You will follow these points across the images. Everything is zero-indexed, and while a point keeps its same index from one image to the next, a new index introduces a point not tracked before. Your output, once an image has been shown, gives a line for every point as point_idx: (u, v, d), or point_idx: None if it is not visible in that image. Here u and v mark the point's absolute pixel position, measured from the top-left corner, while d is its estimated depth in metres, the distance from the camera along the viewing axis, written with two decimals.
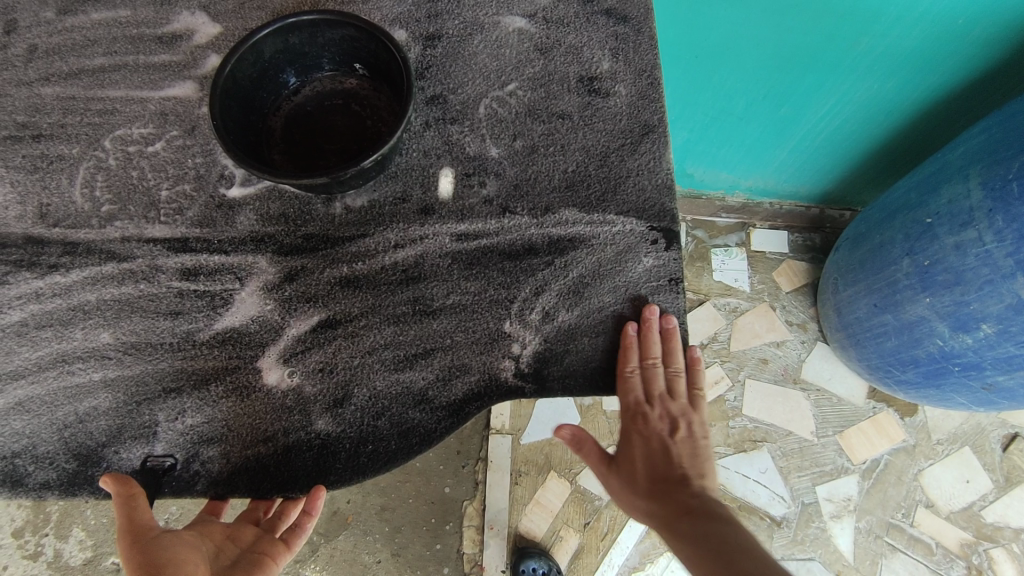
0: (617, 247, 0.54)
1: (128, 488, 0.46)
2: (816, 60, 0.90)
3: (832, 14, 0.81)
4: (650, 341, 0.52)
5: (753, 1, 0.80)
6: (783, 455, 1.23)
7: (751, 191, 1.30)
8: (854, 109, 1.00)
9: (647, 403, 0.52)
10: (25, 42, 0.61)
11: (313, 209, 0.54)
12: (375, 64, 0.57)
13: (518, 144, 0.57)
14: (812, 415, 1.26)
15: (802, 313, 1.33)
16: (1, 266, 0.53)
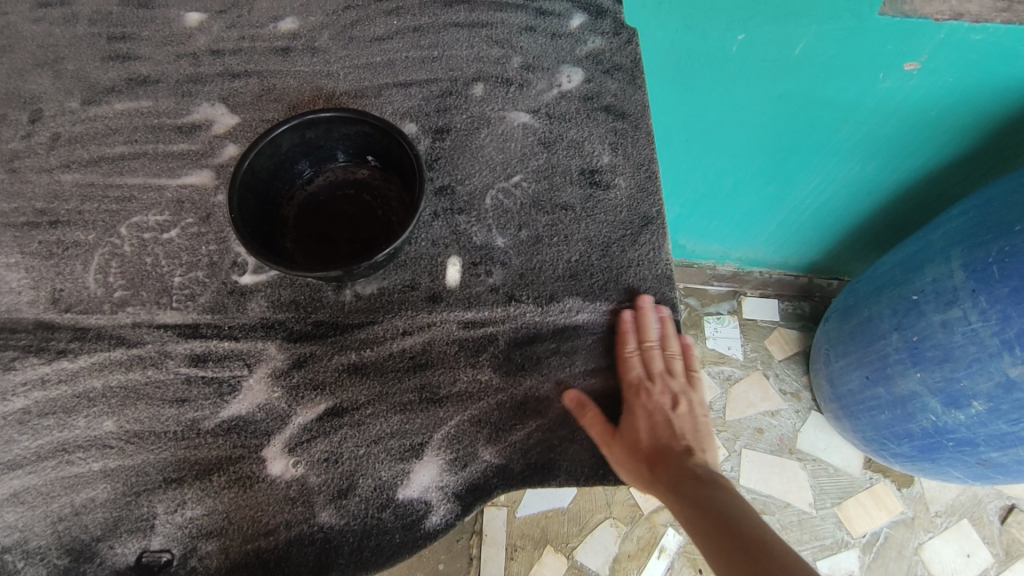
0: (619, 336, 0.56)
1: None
2: (801, 142, 0.95)
3: (815, 101, 0.86)
4: (644, 325, 0.54)
5: (741, 87, 0.85)
6: (782, 529, 1.21)
7: (741, 261, 1.34)
8: (838, 188, 1.05)
9: (647, 389, 0.53)
10: (48, 130, 0.63)
11: (323, 296, 0.56)
12: (387, 157, 0.59)
13: (524, 234, 0.59)
14: (809, 486, 1.25)
15: (795, 382, 1.34)
16: (10, 352, 0.54)
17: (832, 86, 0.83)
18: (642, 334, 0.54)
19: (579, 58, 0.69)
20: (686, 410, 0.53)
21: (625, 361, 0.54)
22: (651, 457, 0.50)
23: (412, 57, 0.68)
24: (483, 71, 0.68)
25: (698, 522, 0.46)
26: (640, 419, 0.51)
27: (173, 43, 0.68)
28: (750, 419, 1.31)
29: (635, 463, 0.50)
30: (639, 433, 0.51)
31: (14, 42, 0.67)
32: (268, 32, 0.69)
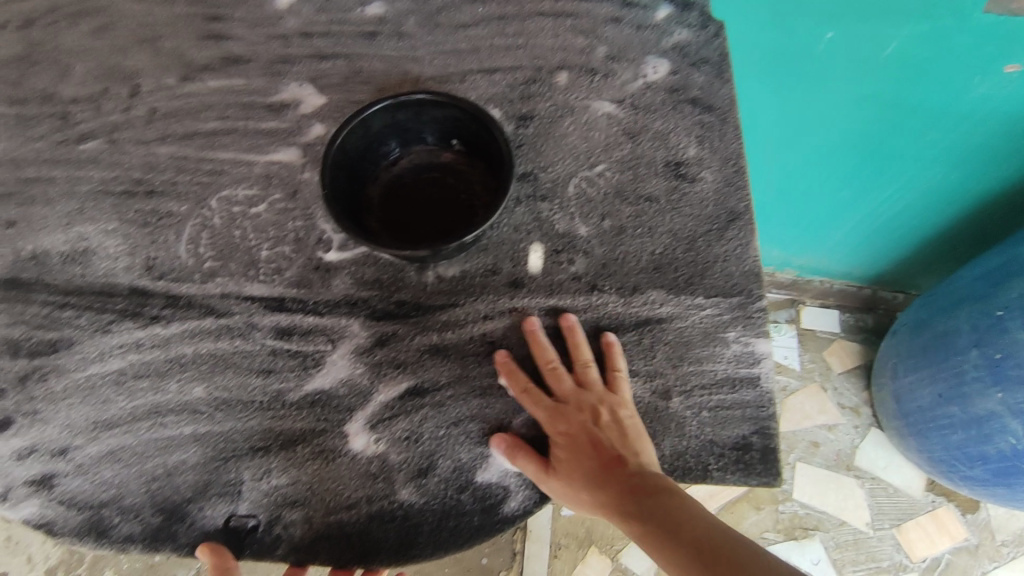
0: (704, 331, 0.54)
1: (223, 558, 0.47)
2: (880, 148, 0.91)
3: (901, 107, 0.83)
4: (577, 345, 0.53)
5: (824, 89, 0.83)
6: (837, 547, 1.17)
7: (802, 269, 1.30)
8: (915, 196, 1.00)
9: (573, 403, 0.51)
10: (146, 105, 0.65)
11: (407, 275, 0.56)
12: (474, 142, 0.59)
13: (607, 224, 0.58)
14: (867, 505, 1.20)
15: (856, 397, 1.29)
16: (105, 316, 0.55)
17: (921, 91, 0.79)
18: (572, 347, 0.53)
19: (665, 50, 0.68)
20: (612, 420, 0.49)
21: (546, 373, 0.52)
22: (596, 459, 0.49)
23: (496, 44, 0.68)
24: (567, 60, 0.67)
25: (638, 528, 0.45)
26: (564, 420, 0.50)
27: (265, 25, 0.69)
28: (806, 432, 1.26)
29: (574, 461, 0.49)
30: (575, 436, 0.50)
31: (117, 21, 0.70)
32: (356, 16, 0.70)
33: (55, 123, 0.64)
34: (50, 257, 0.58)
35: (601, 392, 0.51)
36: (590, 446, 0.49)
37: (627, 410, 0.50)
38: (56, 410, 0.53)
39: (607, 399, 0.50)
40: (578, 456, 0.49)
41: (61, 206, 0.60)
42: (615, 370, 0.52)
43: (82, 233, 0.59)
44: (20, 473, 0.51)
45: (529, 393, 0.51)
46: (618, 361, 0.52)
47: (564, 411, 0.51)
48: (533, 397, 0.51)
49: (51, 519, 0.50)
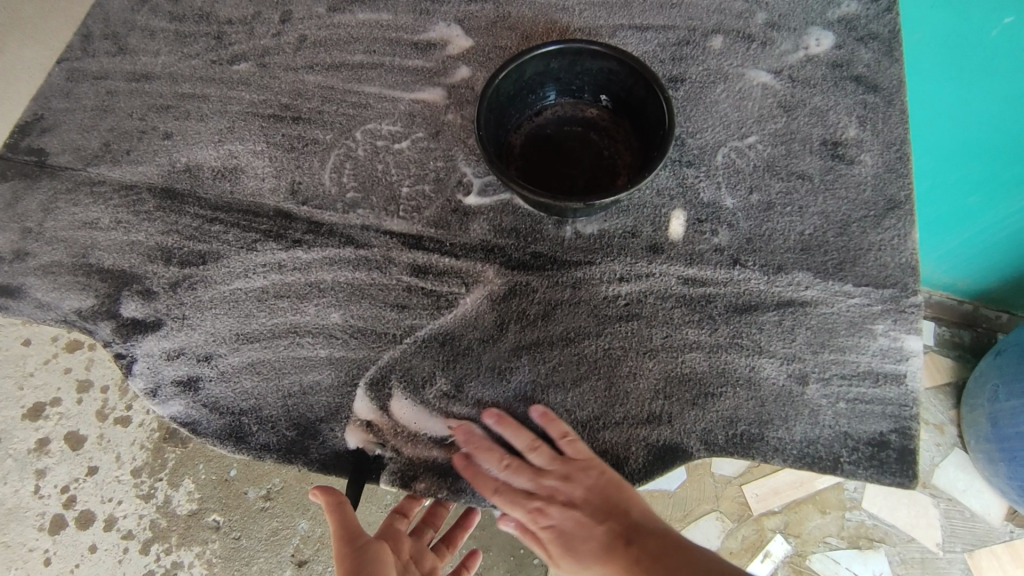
0: (850, 320, 0.51)
1: (334, 495, 0.49)
2: None
3: None
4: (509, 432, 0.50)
5: (986, 79, 0.76)
6: (902, 562, 1.13)
7: None
8: None
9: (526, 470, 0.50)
10: (296, 32, 0.66)
11: (545, 229, 0.56)
12: (626, 99, 0.58)
13: (755, 198, 0.56)
14: (940, 525, 1.16)
15: (941, 414, 1.23)
16: (251, 234, 0.57)
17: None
18: (510, 435, 0.50)
19: (830, 22, 0.64)
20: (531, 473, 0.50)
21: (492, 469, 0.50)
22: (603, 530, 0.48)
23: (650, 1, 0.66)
24: (724, 24, 0.64)
25: None
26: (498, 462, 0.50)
27: None
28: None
29: (581, 542, 0.48)
30: (557, 519, 0.49)
31: None
32: None
33: (210, 42, 0.65)
34: (203, 171, 0.59)
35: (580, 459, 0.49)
36: (534, 510, 0.50)
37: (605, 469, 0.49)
38: (202, 317, 0.55)
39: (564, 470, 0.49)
40: (574, 531, 0.49)
41: (212, 123, 0.61)
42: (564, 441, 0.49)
43: (232, 152, 0.60)
44: (167, 372, 0.54)
45: (531, 454, 0.50)
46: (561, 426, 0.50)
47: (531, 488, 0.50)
48: (516, 469, 0.50)
49: (191, 419, 0.53)
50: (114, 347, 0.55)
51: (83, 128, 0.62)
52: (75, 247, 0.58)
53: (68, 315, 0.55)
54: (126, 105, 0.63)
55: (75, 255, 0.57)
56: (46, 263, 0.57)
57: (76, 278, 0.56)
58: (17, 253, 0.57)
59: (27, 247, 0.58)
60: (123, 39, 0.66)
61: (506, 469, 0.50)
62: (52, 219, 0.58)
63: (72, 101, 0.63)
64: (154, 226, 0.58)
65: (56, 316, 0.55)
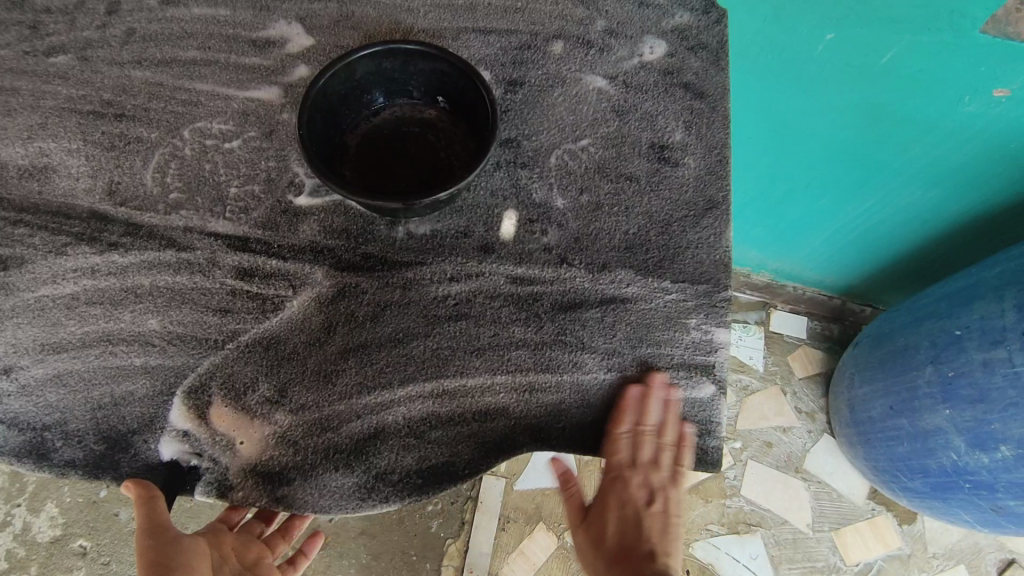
0: (665, 315, 0.54)
1: (148, 488, 0.47)
2: (866, 159, 0.92)
3: (891, 116, 0.83)
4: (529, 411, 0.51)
5: (820, 87, 0.82)
6: (776, 544, 1.21)
7: (777, 272, 1.31)
8: (894, 211, 1.01)
9: (631, 467, 0.52)
10: (122, 24, 0.62)
11: (375, 229, 0.55)
12: (460, 101, 0.58)
13: (584, 199, 0.58)
14: (809, 507, 1.23)
15: (812, 402, 1.31)
16: (61, 238, 0.54)
17: (908, 104, 0.80)
18: (621, 416, 0.51)
19: (664, 31, 0.67)
20: (663, 510, 0.53)
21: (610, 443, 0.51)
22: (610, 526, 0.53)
23: (494, 5, 0.66)
24: (564, 30, 0.66)
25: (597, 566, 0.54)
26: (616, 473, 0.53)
27: None
28: (758, 434, 1.28)
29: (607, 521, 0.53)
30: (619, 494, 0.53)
31: None
32: None
33: (24, 32, 0.61)
34: (9, 170, 0.56)
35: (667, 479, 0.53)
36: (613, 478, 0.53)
37: (679, 505, 0.54)
38: (4, 327, 0.52)
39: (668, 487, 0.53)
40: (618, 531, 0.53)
41: (24, 119, 0.58)
42: (681, 468, 0.52)
43: (44, 150, 0.56)
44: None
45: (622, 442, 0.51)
46: (687, 458, 0.52)
47: (621, 478, 0.53)
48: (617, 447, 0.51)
49: None
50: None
51: None
52: None
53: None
54: None
55: None
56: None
57: None
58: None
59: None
60: None
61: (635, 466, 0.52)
62: None
63: None
64: None
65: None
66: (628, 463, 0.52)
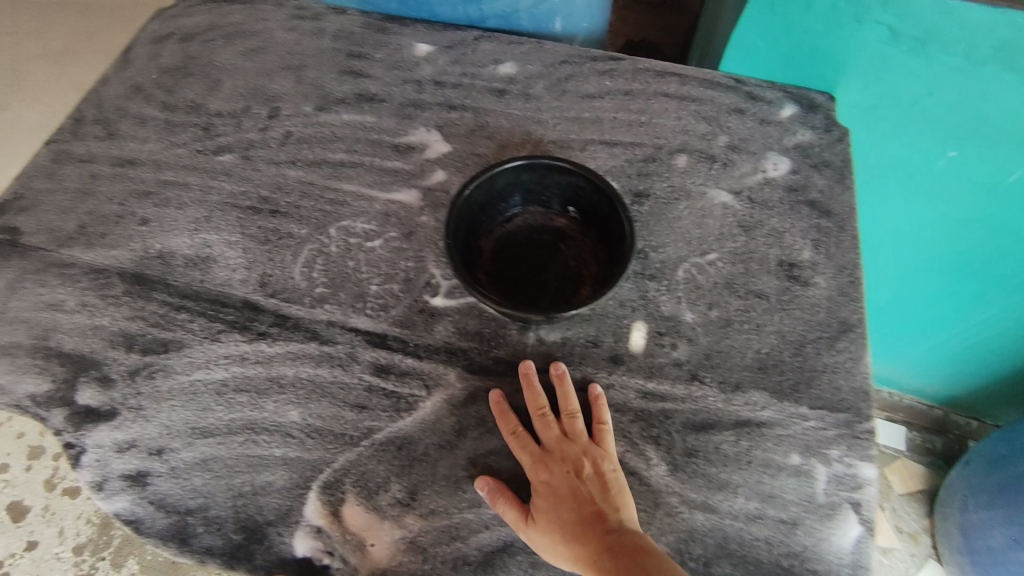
0: (802, 442, 0.52)
1: None
2: (981, 273, 0.88)
3: (1012, 235, 0.80)
4: (536, 392, 0.53)
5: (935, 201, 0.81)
6: None
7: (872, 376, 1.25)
8: (1010, 327, 0.96)
9: (567, 441, 0.51)
10: (281, 128, 0.68)
11: (508, 333, 0.57)
12: (591, 212, 0.60)
13: (714, 314, 0.58)
14: None
15: (914, 522, 1.21)
16: (216, 325, 0.57)
17: None
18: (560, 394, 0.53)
19: (787, 148, 0.68)
20: (596, 473, 0.50)
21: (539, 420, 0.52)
22: (574, 510, 0.49)
23: (619, 119, 0.69)
24: (688, 144, 0.68)
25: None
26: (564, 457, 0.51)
27: (402, 69, 0.73)
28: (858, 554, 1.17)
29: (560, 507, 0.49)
30: (556, 478, 0.50)
31: (269, 46, 0.75)
32: (488, 73, 0.73)
33: (199, 132, 0.68)
34: (175, 258, 0.60)
35: (586, 444, 0.51)
36: (539, 462, 0.51)
37: (611, 466, 0.51)
38: (157, 406, 0.54)
39: (591, 451, 0.51)
40: (552, 504, 0.49)
41: (190, 212, 0.63)
42: (602, 425, 0.52)
43: (207, 241, 0.61)
44: (116, 465, 0.52)
45: (542, 420, 0.52)
46: (603, 414, 0.52)
47: (550, 461, 0.51)
48: (546, 423, 0.52)
49: (141, 517, 0.51)
50: (66, 436, 0.53)
51: (60, 209, 0.63)
52: (37, 328, 0.57)
53: (22, 400, 0.54)
54: (107, 189, 0.64)
55: (36, 337, 0.57)
56: (8, 344, 0.57)
57: (35, 361, 0.56)
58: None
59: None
60: (113, 125, 0.68)
61: (564, 447, 0.51)
62: (16, 300, 0.58)
63: (54, 182, 0.64)
64: (120, 311, 0.57)
65: (12, 401, 0.54)
66: (561, 438, 0.52)
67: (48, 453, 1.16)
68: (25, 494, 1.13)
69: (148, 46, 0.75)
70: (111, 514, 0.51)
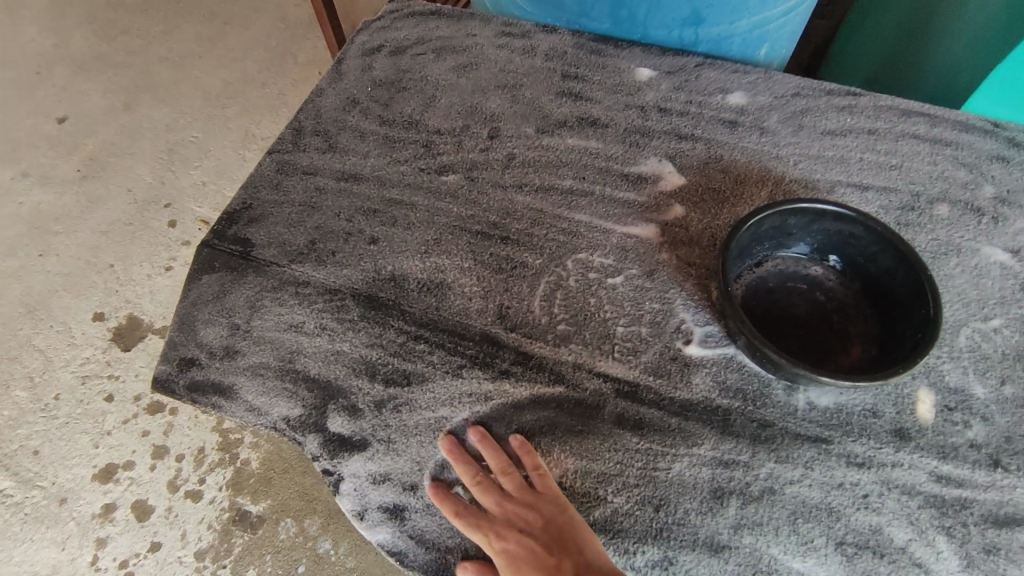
0: None
1: None
2: None
3: None
4: (463, 458, 0.51)
5: None
6: None
7: None
8: None
9: (511, 499, 0.50)
10: (504, 150, 0.65)
11: (776, 394, 0.51)
12: (863, 266, 0.55)
13: (1008, 390, 0.51)
14: None
15: None
16: (456, 358, 0.54)
17: None
18: (494, 455, 0.51)
19: None
20: (536, 522, 0.49)
21: (482, 489, 0.51)
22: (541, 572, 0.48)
23: (867, 160, 0.64)
24: (948, 193, 0.62)
25: None
26: (512, 517, 0.50)
27: (624, 93, 0.69)
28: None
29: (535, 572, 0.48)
30: (512, 542, 0.49)
31: (480, 62, 0.72)
32: (716, 102, 0.68)
33: (419, 149, 0.65)
34: (409, 282, 0.57)
35: (529, 497, 0.50)
36: (495, 531, 0.50)
37: (561, 509, 0.48)
38: (405, 439, 0.53)
39: (536, 504, 0.49)
40: (524, 554, 0.49)
41: (418, 234, 0.60)
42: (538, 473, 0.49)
43: (439, 266, 0.58)
44: (374, 498, 0.53)
45: (506, 479, 0.50)
46: (535, 458, 0.50)
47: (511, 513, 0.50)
48: (487, 487, 0.51)
49: (403, 549, 0.52)
50: (323, 463, 0.53)
51: (289, 223, 0.61)
52: (282, 349, 0.56)
53: (278, 422, 0.54)
54: (333, 204, 0.62)
55: (281, 358, 0.56)
56: (255, 364, 0.56)
57: (284, 385, 0.55)
58: (226, 350, 0.57)
59: (235, 345, 0.57)
60: (333, 136, 0.67)
61: (507, 506, 0.50)
62: (259, 318, 0.58)
63: (280, 193, 0.63)
64: (359, 336, 0.56)
65: (267, 423, 0.54)
66: (506, 497, 0.51)
67: (173, 454, 1.09)
68: (149, 493, 1.06)
69: (358, 58, 0.73)
70: (372, 543, 0.53)
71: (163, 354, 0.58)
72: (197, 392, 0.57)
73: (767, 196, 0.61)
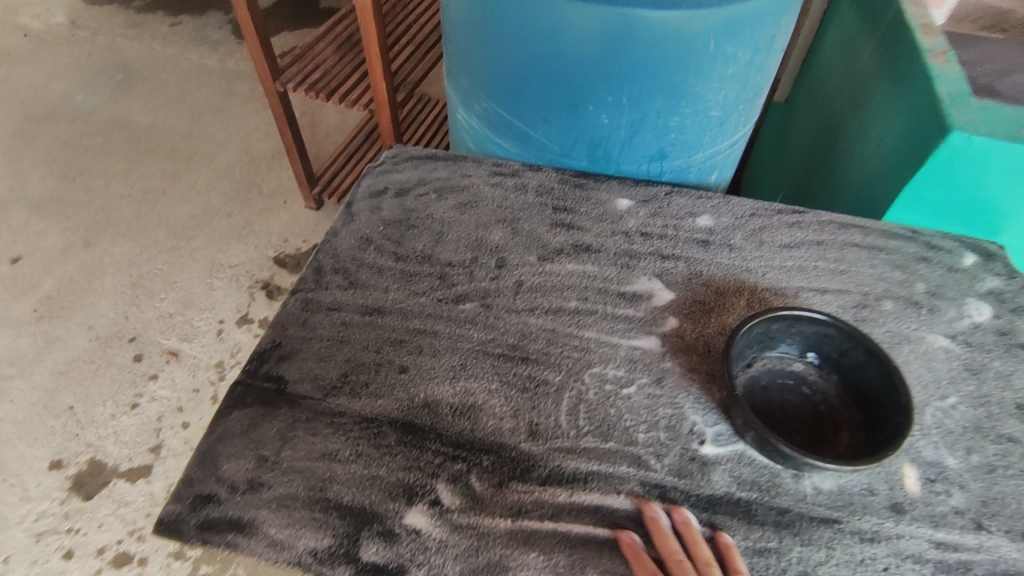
0: None
1: None
2: None
3: None
4: (663, 543, 0.53)
5: None
6: None
7: None
8: None
9: None
10: (512, 277, 0.73)
11: (785, 482, 0.57)
12: (839, 360, 0.63)
13: (975, 459, 0.59)
14: None
15: None
16: (495, 475, 0.57)
17: None
18: (661, 541, 0.53)
19: (982, 294, 0.73)
20: None
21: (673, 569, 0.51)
22: None
23: (821, 267, 0.75)
24: (890, 291, 0.73)
25: None
26: None
27: (609, 221, 0.80)
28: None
29: None
30: None
31: (480, 200, 0.82)
32: (689, 224, 0.80)
33: (435, 282, 0.72)
34: (442, 407, 0.61)
35: None
36: None
37: None
38: (447, 562, 0.53)
39: None
40: None
41: (446, 360, 0.65)
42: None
43: (468, 389, 0.62)
44: None
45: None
46: (737, 564, 0.52)
47: None
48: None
49: None
50: None
51: (320, 358, 0.65)
52: (312, 478, 0.57)
53: (303, 557, 0.54)
54: (361, 338, 0.67)
55: (311, 488, 0.57)
56: (281, 495, 0.57)
57: (313, 515, 0.56)
58: (249, 483, 0.57)
59: (260, 477, 0.58)
60: (353, 274, 0.72)
61: None
62: (289, 449, 0.59)
63: (308, 330, 0.67)
64: (395, 461, 0.58)
65: (292, 559, 0.54)
66: None
67: None
68: None
69: (366, 199, 0.81)
70: None
71: (174, 494, 0.57)
72: (208, 531, 0.55)
73: (746, 304, 0.71)
